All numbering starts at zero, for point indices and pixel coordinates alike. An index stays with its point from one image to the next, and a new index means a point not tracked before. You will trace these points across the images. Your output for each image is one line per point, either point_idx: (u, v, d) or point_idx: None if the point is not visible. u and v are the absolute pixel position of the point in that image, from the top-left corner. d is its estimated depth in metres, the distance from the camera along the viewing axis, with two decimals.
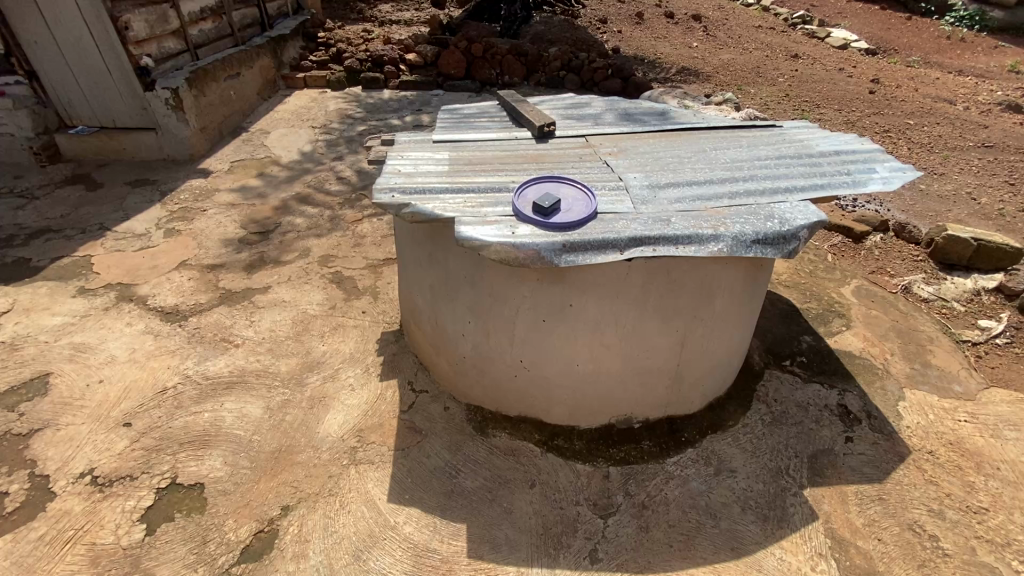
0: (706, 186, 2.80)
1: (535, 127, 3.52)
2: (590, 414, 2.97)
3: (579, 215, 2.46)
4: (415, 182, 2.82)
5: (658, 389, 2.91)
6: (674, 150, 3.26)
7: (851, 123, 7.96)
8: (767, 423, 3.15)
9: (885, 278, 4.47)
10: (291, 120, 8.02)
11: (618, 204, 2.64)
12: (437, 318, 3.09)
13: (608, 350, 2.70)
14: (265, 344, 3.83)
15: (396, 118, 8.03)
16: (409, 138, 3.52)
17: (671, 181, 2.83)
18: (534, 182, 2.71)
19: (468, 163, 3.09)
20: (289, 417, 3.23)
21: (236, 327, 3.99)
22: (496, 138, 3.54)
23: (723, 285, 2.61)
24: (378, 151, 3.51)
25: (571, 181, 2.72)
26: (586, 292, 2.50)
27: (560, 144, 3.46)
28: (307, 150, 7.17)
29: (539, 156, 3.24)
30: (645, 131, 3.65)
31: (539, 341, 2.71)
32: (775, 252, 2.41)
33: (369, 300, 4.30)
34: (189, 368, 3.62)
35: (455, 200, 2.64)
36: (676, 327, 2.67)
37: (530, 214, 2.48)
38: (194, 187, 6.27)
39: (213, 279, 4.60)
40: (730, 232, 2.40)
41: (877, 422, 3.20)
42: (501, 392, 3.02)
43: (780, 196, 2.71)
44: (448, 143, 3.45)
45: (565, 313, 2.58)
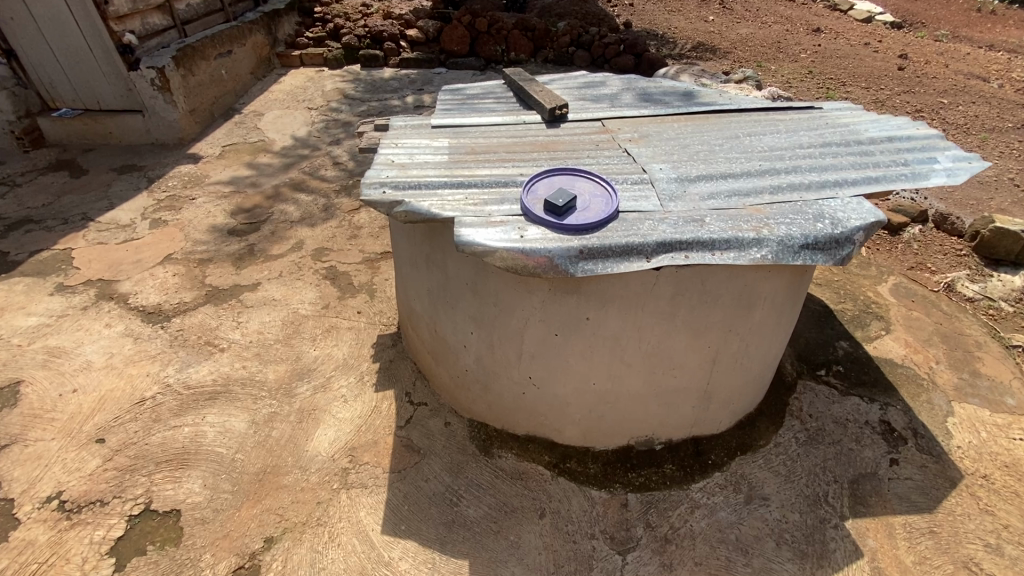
0: (743, 178, 2.43)
1: (546, 110, 3.16)
2: (606, 436, 2.64)
3: (598, 215, 2.14)
4: (410, 174, 2.48)
5: (686, 409, 2.54)
6: (700, 136, 2.90)
7: (878, 103, 7.48)
8: (802, 442, 2.84)
9: (925, 274, 4.10)
10: (286, 101, 7.63)
11: (643, 200, 2.29)
12: (437, 325, 2.77)
13: (629, 368, 2.34)
14: (251, 350, 3.54)
15: (396, 99, 7.62)
16: (405, 122, 3.16)
17: (703, 171, 2.46)
18: (547, 174, 2.35)
19: (468, 151, 2.75)
20: (276, 433, 2.97)
21: (222, 330, 3.72)
22: (501, 121, 3.18)
23: (767, 295, 2.22)
24: (372, 135, 3.18)
25: (587, 173, 2.37)
26: (605, 304, 2.14)
27: (573, 129, 3.10)
28: (302, 134, 6.80)
29: (548, 143, 2.88)
30: (668, 114, 3.26)
31: (551, 357, 2.38)
32: (827, 258, 2.10)
33: (364, 299, 3.98)
34: (169, 376, 3.34)
35: (455, 197, 2.31)
36: (708, 344, 2.29)
37: (541, 214, 2.16)
38: (184, 174, 5.97)
39: (200, 275, 4.31)
40: (775, 235, 2.08)
41: (925, 441, 2.87)
42: (508, 409, 2.70)
43: (830, 190, 2.35)
44: (449, 128, 3.09)
45: (580, 327, 2.23)
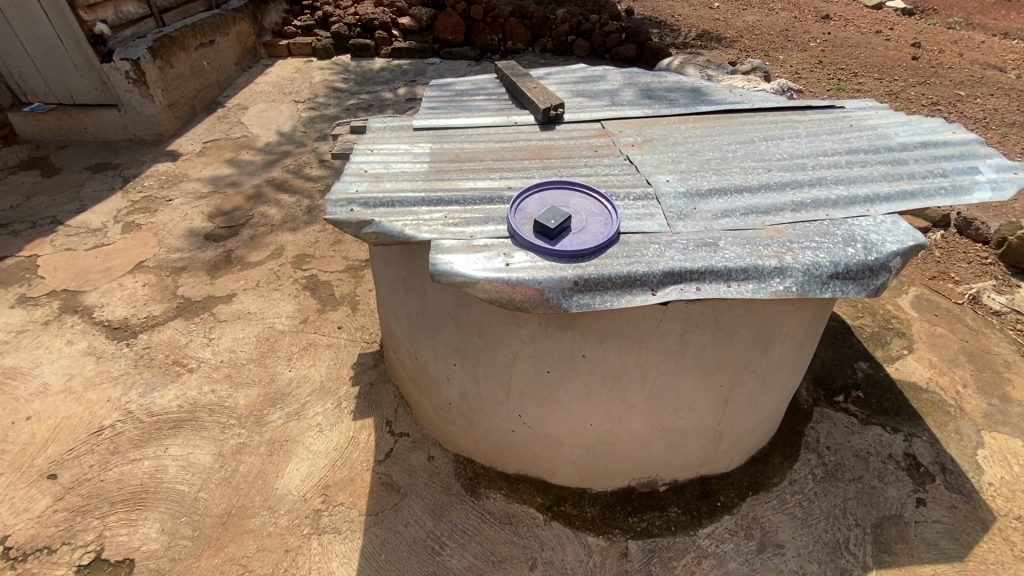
0: (761, 192, 2.14)
1: (540, 111, 2.85)
2: (605, 477, 2.39)
3: (596, 239, 1.86)
4: (383, 186, 2.18)
5: (693, 450, 2.28)
6: (710, 141, 2.60)
7: (891, 95, 7.13)
8: (820, 479, 2.59)
9: (948, 285, 3.82)
10: (271, 94, 7.29)
11: (647, 219, 2.01)
12: (418, 353, 2.50)
13: (631, 409, 2.07)
14: (222, 370, 3.29)
15: (386, 91, 7.27)
16: (384, 123, 2.86)
17: (716, 184, 2.17)
18: (538, 189, 2.07)
19: (450, 159, 2.45)
20: (244, 468, 2.72)
21: (192, 348, 3.45)
22: (490, 123, 2.88)
23: (788, 330, 1.94)
24: (346, 139, 2.87)
25: (583, 188, 2.08)
26: (603, 342, 1.86)
27: (570, 131, 2.80)
28: (288, 129, 6.48)
29: (541, 148, 2.59)
30: (674, 114, 2.95)
31: (543, 395, 2.12)
32: (859, 289, 1.82)
33: (346, 312, 3.71)
34: (131, 401, 3.09)
35: (433, 216, 2.01)
36: (719, 383, 2.02)
37: (530, 237, 1.88)
38: (161, 173, 5.67)
39: (172, 285, 4.04)
40: (799, 263, 1.81)
41: (953, 478, 2.62)
42: (496, 447, 2.45)
43: (860, 207, 2.07)
44: (432, 131, 2.79)
45: (576, 366, 1.96)
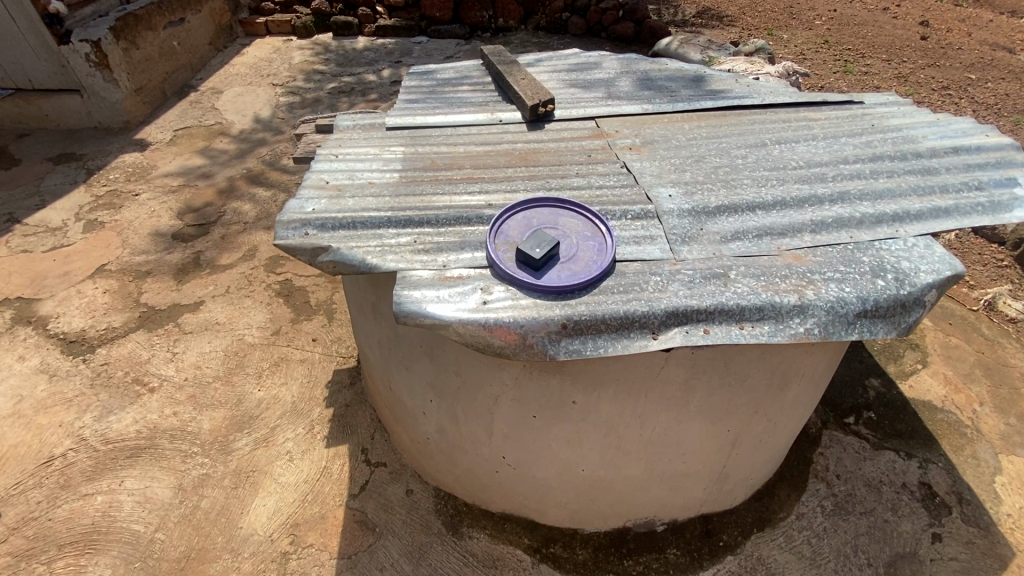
0: (776, 209, 1.88)
1: (528, 108, 2.56)
2: (598, 518, 2.18)
3: (587, 271, 1.61)
4: (345, 202, 1.90)
5: (695, 492, 2.08)
6: (717, 144, 2.32)
7: (900, 78, 6.81)
8: (829, 513, 2.40)
9: (964, 289, 3.59)
10: (247, 76, 6.86)
11: (647, 243, 1.74)
12: (392, 383, 2.26)
13: (627, 455, 1.85)
14: (186, 390, 3.04)
15: (369, 73, 6.86)
16: (353, 121, 2.55)
17: (725, 199, 1.90)
18: (521, 207, 1.81)
19: (425, 167, 2.17)
20: (206, 503, 2.50)
21: (154, 364, 3.21)
22: (471, 121, 2.58)
23: (806, 371, 1.72)
24: (311, 139, 2.57)
25: (573, 206, 1.81)
26: (596, 389, 1.63)
27: (560, 131, 2.51)
28: (264, 115, 6.10)
29: (528, 152, 2.31)
30: (675, 111, 2.66)
31: (529, 439, 1.89)
32: (889, 328, 1.59)
33: (322, 323, 3.45)
34: (85, 427, 2.86)
35: (401, 241, 1.74)
36: (726, 428, 1.80)
37: (511, 267, 1.62)
38: (127, 165, 5.32)
39: (135, 291, 3.77)
40: (822, 299, 1.57)
41: (972, 509, 2.43)
42: (480, 485, 2.23)
43: (887, 227, 1.82)
44: (406, 131, 2.49)
45: (565, 412, 1.73)
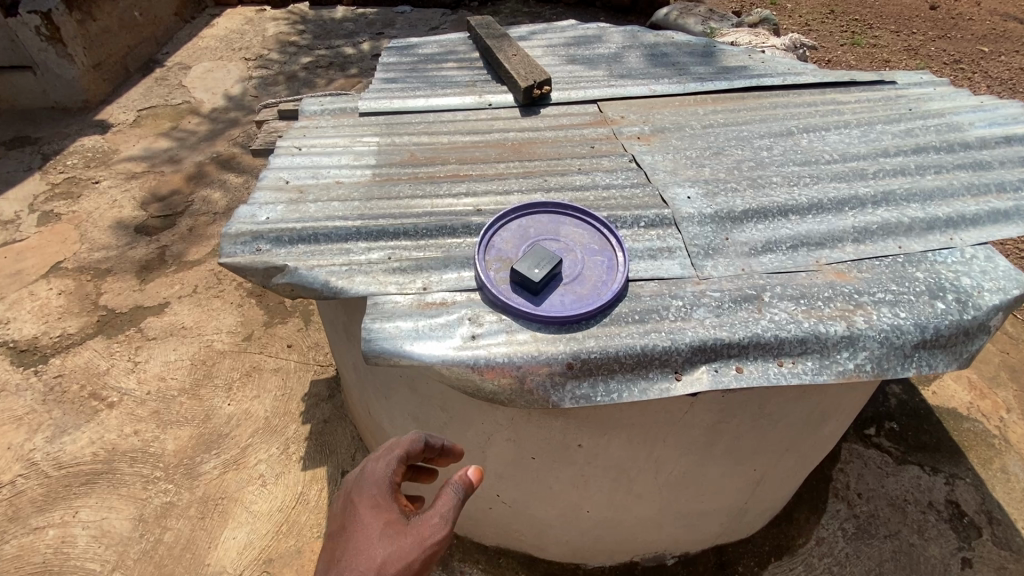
0: (812, 213, 1.61)
1: (521, 91, 2.24)
2: (603, 554, 1.98)
3: (595, 296, 1.34)
4: (305, 207, 1.60)
5: (711, 527, 1.87)
6: (737, 132, 2.03)
7: (909, 51, 6.47)
8: (851, 537, 2.21)
9: None
10: (217, 49, 6.37)
11: (665, 258, 1.48)
12: (371, 408, 2.01)
13: (638, 498, 1.63)
14: (148, 405, 2.78)
15: (349, 46, 6.39)
16: (321, 106, 2.23)
17: (754, 202, 1.63)
18: (515, 214, 1.52)
19: (403, 163, 1.86)
20: (169, 536, 2.27)
21: (113, 375, 2.93)
22: (456, 104, 2.26)
23: (847, 406, 1.48)
24: (273, 127, 2.24)
25: (577, 213, 1.54)
26: (606, 433, 1.39)
27: (558, 117, 2.20)
28: (236, 93, 5.66)
29: (522, 143, 2.01)
30: (687, 92, 2.36)
31: (527, 480, 1.65)
32: (950, 360, 1.35)
33: (298, 326, 3.17)
34: (36, 450, 2.59)
35: (372, 257, 1.45)
36: (753, 468, 1.57)
37: (505, 292, 1.35)
38: (87, 149, 4.91)
39: (93, 292, 3.46)
40: (873, 328, 1.32)
41: (1002, 530, 2.25)
42: (472, 520, 2.01)
43: (941, 234, 1.56)
44: (382, 117, 2.17)
45: (569, 456, 1.49)
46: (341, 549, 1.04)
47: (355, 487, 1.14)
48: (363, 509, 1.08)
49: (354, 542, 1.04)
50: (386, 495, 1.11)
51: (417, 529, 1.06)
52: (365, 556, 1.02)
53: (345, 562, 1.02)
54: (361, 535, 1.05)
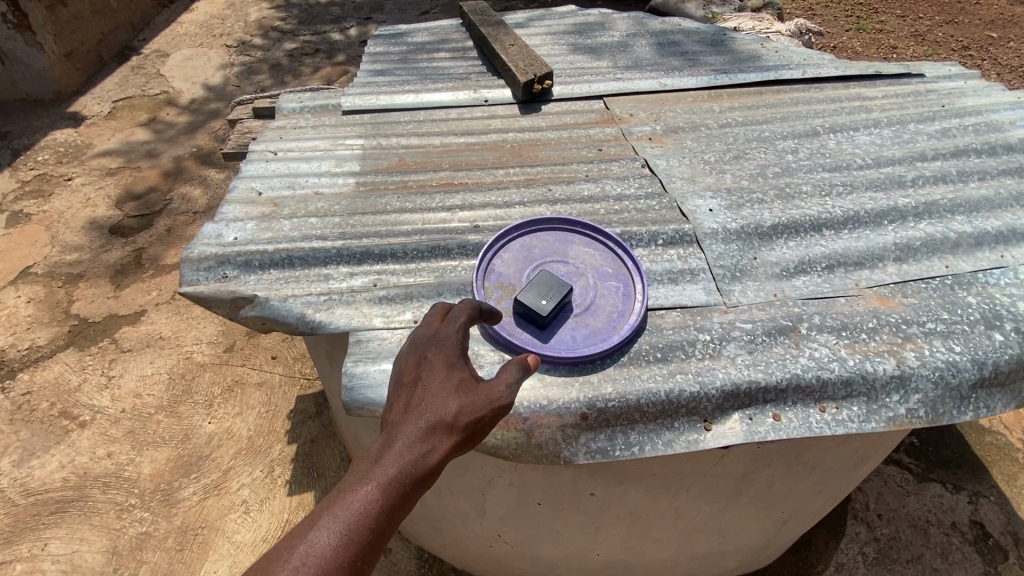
0: (849, 228, 1.44)
1: (520, 86, 2.04)
2: None
3: (611, 330, 1.17)
4: (279, 223, 1.41)
5: (728, 564, 1.73)
6: (758, 133, 1.86)
7: (917, 37, 6.26)
8: (872, 563, 2.09)
9: None
10: (197, 36, 6.06)
11: (687, 283, 1.31)
12: (359, 437, 1.84)
13: (654, 543, 1.48)
14: (123, 424, 2.60)
15: (335, 32, 6.09)
16: (300, 104, 2.02)
17: (784, 215, 1.46)
18: (518, 231, 1.34)
19: (390, 169, 1.67)
20: (145, 571, 2.11)
21: (86, 392, 2.74)
22: (449, 101, 2.05)
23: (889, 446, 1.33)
24: (247, 126, 2.04)
25: (586, 229, 1.36)
26: (624, 483, 1.23)
27: (561, 115, 2.01)
28: (217, 82, 5.38)
29: (523, 146, 1.82)
30: (702, 85, 2.16)
31: (532, 524, 1.49)
32: (1009, 400, 1.19)
33: (283, 336, 2.98)
34: (3, 475, 2.42)
35: (355, 284, 1.27)
36: (781, 511, 1.43)
37: (508, 326, 1.17)
38: (59, 143, 4.65)
39: (65, 300, 3.25)
40: (926, 365, 1.16)
41: None
42: (470, 555, 1.86)
43: (992, 252, 1.40)
44: (367, 116, 1.97)
45: (581, 504, 1.33)
46: (405, 396, 0.93)
47: (420, 339, 0.99)
48: (431, 361, 0.94)
49: (419, 394, 0.93)
50: (452, 351, 0.97)
51: (486, 388, 0.93)
52: (431, 408, 0.91)
53: (409, 411, 0.91)
54: (428, 386, 0.93)
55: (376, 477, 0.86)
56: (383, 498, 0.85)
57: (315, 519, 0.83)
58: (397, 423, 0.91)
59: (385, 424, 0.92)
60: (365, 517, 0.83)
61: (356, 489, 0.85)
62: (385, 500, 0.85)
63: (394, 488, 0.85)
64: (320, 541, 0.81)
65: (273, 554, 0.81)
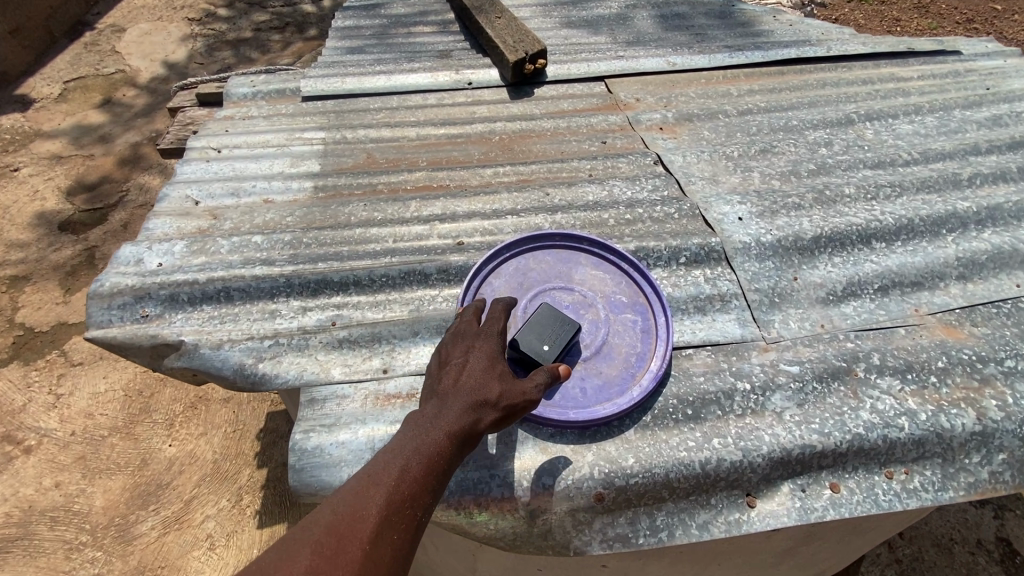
0: (902, 240, 1.22)
1: (510, 67, 1.76)
2: None
3: (628, 383, 0.94)
4: (218, 242, 1.15)
5: None
6: (784, 120, 1.61)
7: (921, 8, 5.96)
8: None
9: None
10: (156, 7, 5.57)
11: (716, 313, 1.08)
12: None
13: None
14: (73, 450, 2.34)
15: (307, 3, 5.64)
16: (252, 89, 1.73)
17: (827, 224, 1.22)
18: (511, 251, 1.09)
19: (357, 170, 1.40)
20: None
21: (31, 413, 2.47)
22: (426, 82, 1.76)
23: None
24: (190, 116, 1.74)
25: (596, 247, 1.11)
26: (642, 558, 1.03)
27: (557, 100, 1.74)
28: (178, 59, 4.95)
29: (513, 138, 1.55)
30: (716, 64, 1.89)
31: None
32: None
33: None
34: None
35: (310, 323, 1.02)
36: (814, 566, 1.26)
37: None
38: (4, 129, 4.23)
39: (9, 307, 2.95)
40: (1011, 417, 0.95)
41: None
42: None
43: None
44: (331, 103, 1.69)
45: None
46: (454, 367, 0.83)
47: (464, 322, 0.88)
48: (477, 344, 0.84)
49: (471, 361, 0.83)
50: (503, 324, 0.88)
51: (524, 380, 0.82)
52: (485, 376, 0.81)
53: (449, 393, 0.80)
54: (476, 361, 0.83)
55: (435, 431, 0.77)
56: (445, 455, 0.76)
57: (383, 465, 0.75)
58: (450, 386, 0.81)
59: (434, 389, 0.82)
60: (429, 469, 0.75)
61: (417, 442, 0.77)
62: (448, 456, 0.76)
63: (455, 445, 0.77)
64: (394, 485, 0.74)
65: (349, 494, 0.74)
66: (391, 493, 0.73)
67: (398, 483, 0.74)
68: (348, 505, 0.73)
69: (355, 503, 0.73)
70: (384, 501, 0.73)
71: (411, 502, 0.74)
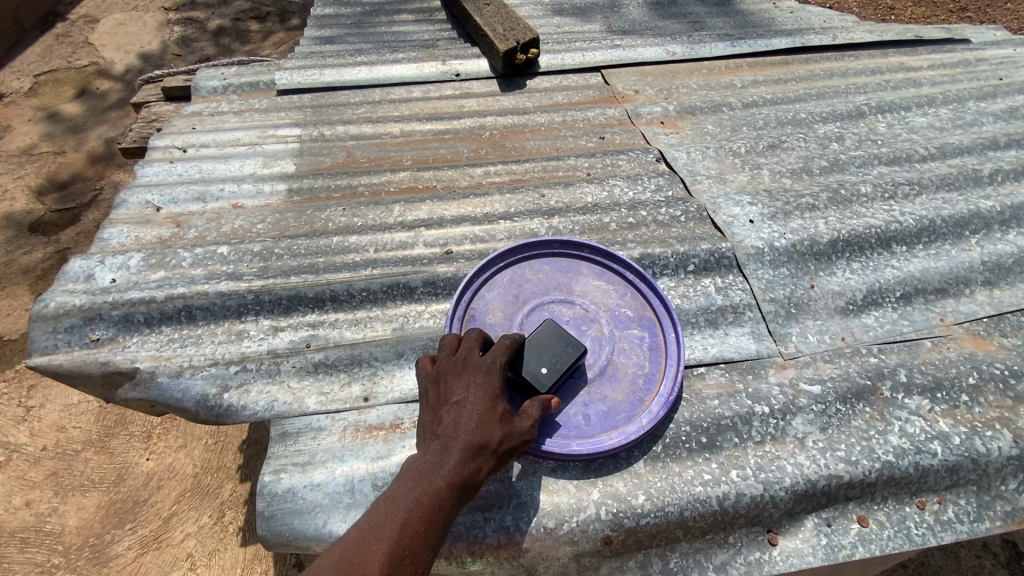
0: (924, 243, 1.13)
1: (500, 57, 1.65)
2: None
3: (636, 409, 0.84)
4: (180, 254, 1.04)
5: None
6: (793, 113, 1.51)
7: None
8: None
9: None
10: None
11: (728, 326, 0.99)
12: None
13: None
14: (45, 466, 2.22)
15: None
16: (223, 82, 1.60)
17: (844, 226, 1.13)
18: (505, 261, 0.99)
19: (335, 170, 1.29)
20: None
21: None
22: (410, 73, 1.64)
23: None
24: (155, 113, 1.60)
25: (598, 255, 1.01)
26: None
27: (549, 93, 1.63)
28: (154, 50, 4.75)
29: (504, 134, 1.44)
30: (717, 53, 1.79)
31: None
32: None
33: None
34: None
35: (281, 344, 0.92)
36: None
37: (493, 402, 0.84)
38: None
39: None
40: None
41: None
42: None
43: None
44: (307, 97, 1.57)
45: None
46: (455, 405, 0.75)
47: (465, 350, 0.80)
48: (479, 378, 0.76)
49: (473, 396, 0.75)
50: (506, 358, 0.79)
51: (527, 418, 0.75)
52: (490, 413, 0.74)
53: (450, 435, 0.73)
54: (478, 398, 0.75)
55: (437, 479, 0.70)
56: (448, 504, 0.69)
57: (383, 517, 0.69)
58: (451, 426, 0.73)
59: (435, 429, 0.74)
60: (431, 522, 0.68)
61: (418, 492, 0.69)
62: (452, 505, 0.69)
63: (458, 493, 0.70)
64: (395, 540, 0.67)
65: (347, 549, 0.67)
66: (393, 548, 0.67)
67: (400, 537, 0.67)
68: (349, 563, 0.66)
69: (355, 561, 0.66)
70: (385, 558, 0.66)
71: (413, 557, 0.67)
